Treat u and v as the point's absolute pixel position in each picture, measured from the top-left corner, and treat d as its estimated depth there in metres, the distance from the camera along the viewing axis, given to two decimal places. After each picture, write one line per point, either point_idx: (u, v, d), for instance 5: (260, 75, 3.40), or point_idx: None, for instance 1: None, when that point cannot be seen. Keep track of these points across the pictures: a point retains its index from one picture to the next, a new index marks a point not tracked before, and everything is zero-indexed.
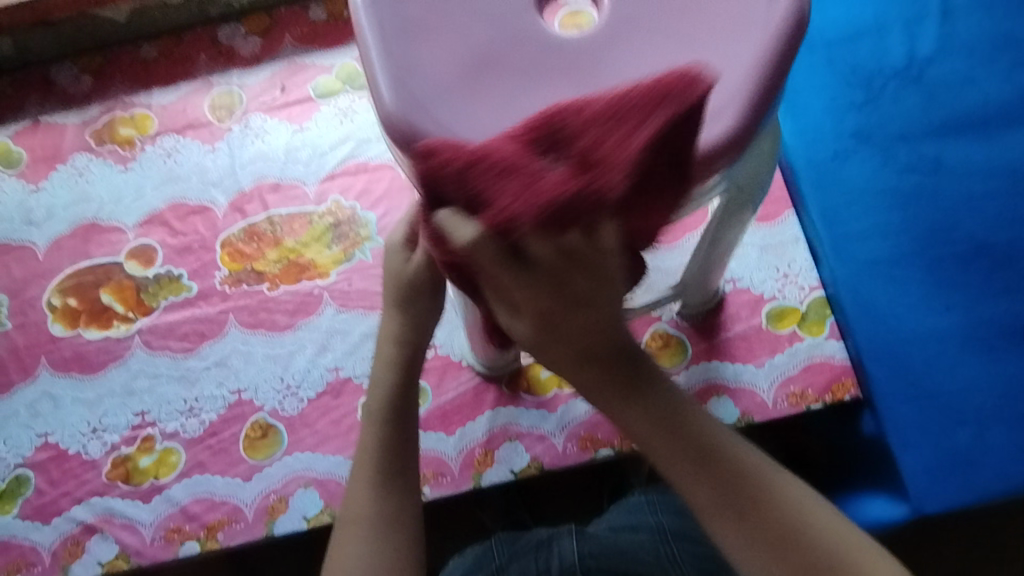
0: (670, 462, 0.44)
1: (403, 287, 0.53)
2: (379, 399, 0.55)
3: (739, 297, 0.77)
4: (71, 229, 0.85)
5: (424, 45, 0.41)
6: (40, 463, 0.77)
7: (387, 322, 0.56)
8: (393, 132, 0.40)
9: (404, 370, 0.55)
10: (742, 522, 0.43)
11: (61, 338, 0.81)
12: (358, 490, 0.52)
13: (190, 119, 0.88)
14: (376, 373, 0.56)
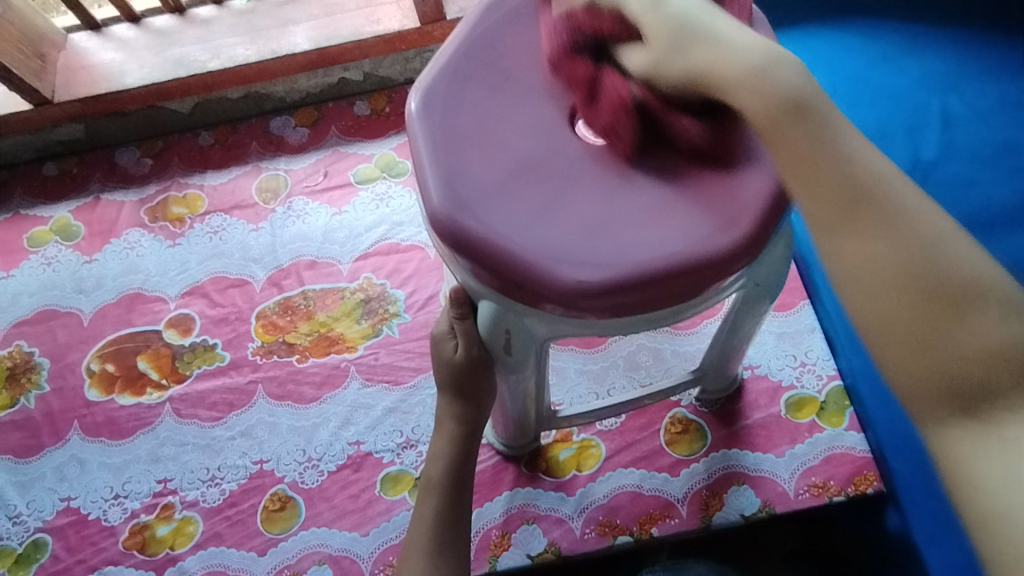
0: (818, 216, 0.37)
1: (452, 372, 0.56)
2: (436, 471, 0.59)
3: (758, 384, 0.78)
4: (117, 298, 0.90)
5: (470, 153, 0.46)
6: (59, 528, 0.78)
7: (448, 404, 0.60)
8: (442, 227, 0.44)
9: (462, 447, 0.60)
10: (937, 312, 0.34)
11: (96, 403, 0.84)
12: (409, 554, 0.56)
13: (238, 200, 0.95)
14: (436, 449, 0.60)
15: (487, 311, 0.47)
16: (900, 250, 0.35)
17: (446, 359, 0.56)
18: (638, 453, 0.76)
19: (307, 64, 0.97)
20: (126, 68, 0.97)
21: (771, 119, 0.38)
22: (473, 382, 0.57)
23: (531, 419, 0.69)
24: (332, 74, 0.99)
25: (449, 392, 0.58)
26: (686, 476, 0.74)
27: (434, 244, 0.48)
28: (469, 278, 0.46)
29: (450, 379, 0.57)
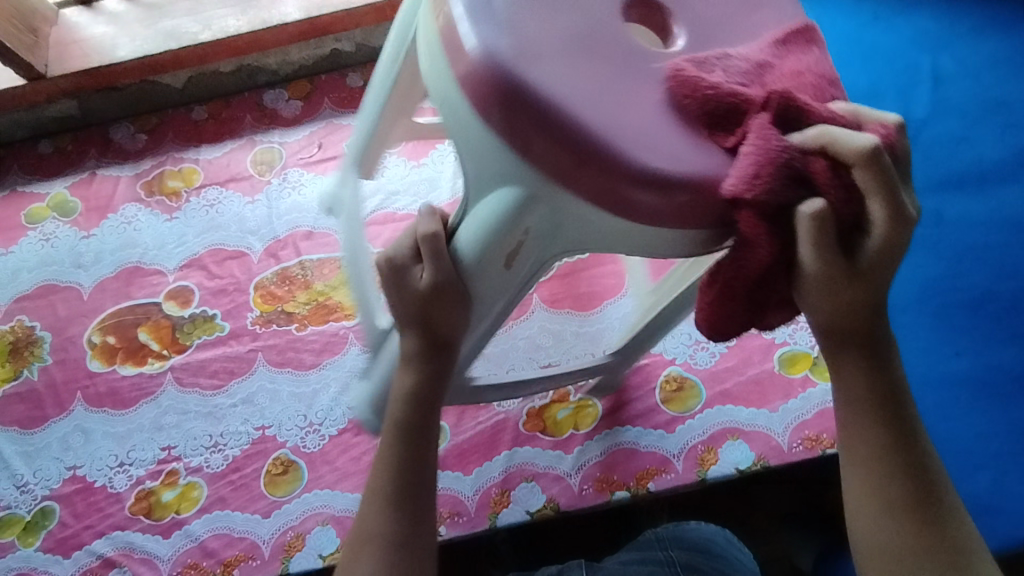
0: (866, 408, 0.45)
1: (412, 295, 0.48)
2: (397, 418, 0.52)
3: (751, 342, 0.79)
4: (116, 272, 0.91)
5: (529, 11, 0.42)
6: (66, 496, 0.79)
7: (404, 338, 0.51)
8: (492, 76, 0.40)
9: (426, 391, 0.52)
10: (919, 494, 0.44)
11: (98, 374, 0.85)
12: (369, 507, 0.52)
13: (233, 172, 0.96)
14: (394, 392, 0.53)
15: (506, 198, 0.42)
16: (897, 442, 0.45)
17: (410, 283, 0.48)
18: (634, 412, 0.77)
19: (298, 34, 0.97)
20: (117, 42, 0.97)
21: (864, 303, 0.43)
22: (428, 310, 0.48)
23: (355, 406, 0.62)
24: (324, 45, 0.99)
25: (409, 320, 0.50)
26: (682, 432, 0.75)
27: (462, 114, 0.42)
28: (494, 159, 0.42)
29: (403, 307, 0.49)
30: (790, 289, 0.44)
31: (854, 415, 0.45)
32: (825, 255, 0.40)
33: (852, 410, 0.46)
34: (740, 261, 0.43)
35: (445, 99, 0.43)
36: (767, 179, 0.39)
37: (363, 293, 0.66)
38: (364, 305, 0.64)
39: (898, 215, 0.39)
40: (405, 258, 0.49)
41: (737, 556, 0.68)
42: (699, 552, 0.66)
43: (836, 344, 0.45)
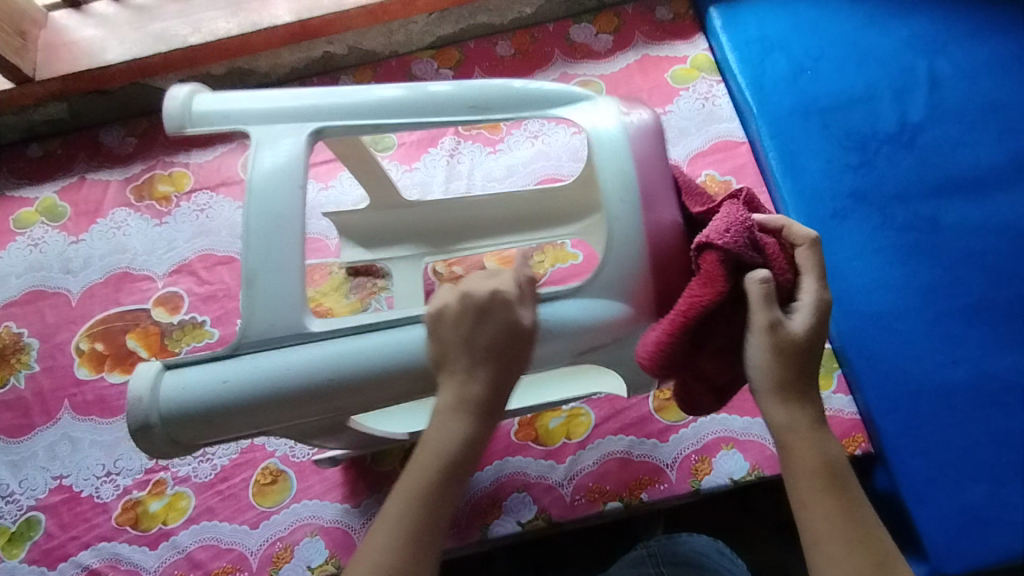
0: (809, 467, 0.46)
1: (501, 338, 0.49)
2: (435, 452, 0.49)
3: None
4: (105, 278, 0.90)
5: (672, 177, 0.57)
6: (52, 506, 0.78)
7: (469, 375, 0.49)
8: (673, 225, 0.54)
9: (479, 431, 0.49)
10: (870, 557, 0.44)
11: (86, 381, 0.84)
12: (375, 541, 0.47)
13: (224, 177, 0.95)
14: (437, 425, 0.49)
15: (611, 311, 0.53)
16: (841, 501, 0.46)
17: (504, 323, 0.49)
18: (626, 421, 0.76)
19: (289, 37, 0.95)
20: (107, 46, 0.96)
21: (800, 362, 0.47)
22: (508, 359, 0.49)
23: (156, 366, 0.52)
24: (316, 48, 0.98)
25: (488, 355, 0.49)
26: (676, 441, 0.74)
27: (631, 239, 0.53)
28: (631, 279, 0.53)
29: (484, 339, 0.49)
30: (724, 335, 0.49)
31: (801, 478, 0.46)
32: (769, 320, 0.46)
33: (796, 472, 0.47)
34: (691, 297, 0.47)
35: (622, 221, 0.53)
36: (738, 235, 0.47)
37: (265, 263, 0.53)
38: (263, 277, 0.53)
39: (824, 298, 0.48)
40: (508, 301, 0.50)
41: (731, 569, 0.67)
42: (691, 566, 0.65)
43: (778, 407, 0.47)
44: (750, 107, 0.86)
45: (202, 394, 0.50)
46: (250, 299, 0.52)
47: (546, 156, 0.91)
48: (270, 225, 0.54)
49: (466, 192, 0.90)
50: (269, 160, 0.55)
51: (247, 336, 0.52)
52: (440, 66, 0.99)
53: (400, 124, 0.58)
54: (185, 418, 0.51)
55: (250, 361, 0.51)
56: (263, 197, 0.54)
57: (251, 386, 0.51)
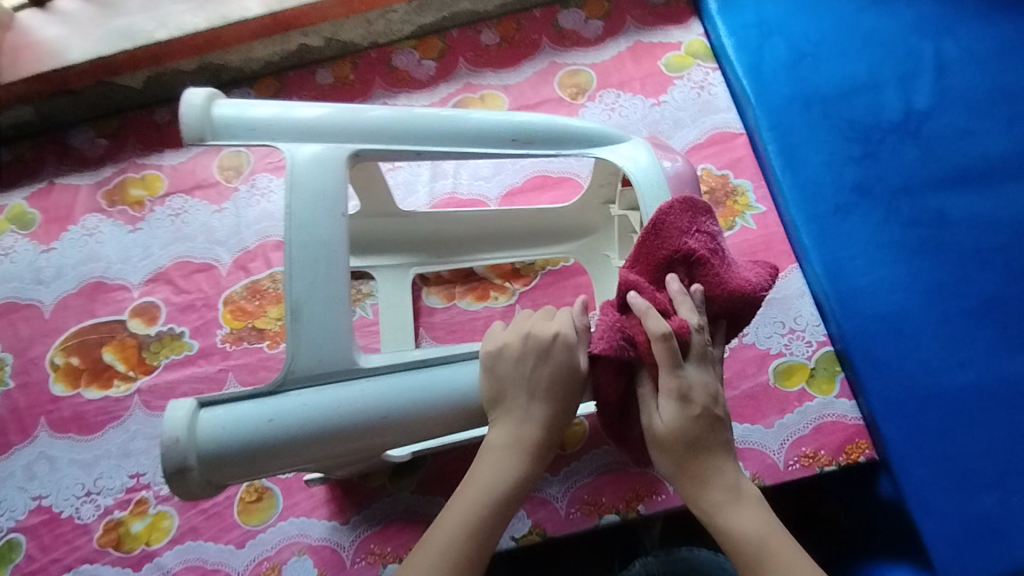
0: (725, 528, 0.50)
1: (560, 376, 0.51)
2: (492, 484, 0.50)
3: (744, 353, 0.73)
4: (78, 288, 0.86)
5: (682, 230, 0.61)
6: (32, 528, 0.76)
7: (531, 409, 0.51)
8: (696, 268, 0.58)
9: (538, 463, 0.51)
10: None
11: (62, 398, 0.81)
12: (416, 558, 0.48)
13: (199, 179, 0.91)
14: (493, 459, 0.51)
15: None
16: (761, 554, 0.49)
17: (565, 365, 0.51)
18: None
19: (261, 30, 0.91)
20: (70, 44, 0.92)
21: (674, 439, 0.50)
22: (567, 398, 0.52)
23: (190, 403, 0.48)
24: (292, 41, 0.93)
25: (547, 392, 0.51)
26: None
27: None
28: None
29: (543, 379, 0.51)
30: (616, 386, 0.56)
31: (722, 538, 0.50)
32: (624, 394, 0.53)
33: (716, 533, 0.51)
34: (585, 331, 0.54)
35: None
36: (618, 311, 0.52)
37: (312, 293, 0.51)
38: (309, 307, 0.51)
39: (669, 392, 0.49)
40: (569, 342, 0.52)
41: None
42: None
43: (682, 477, 0.51)
44: (748, 97, 0.82)
45: (243, 433, 0.47)
46: (297, 332, 0.50)
47: None
48: (315, 252, 0.52)
49: (452, 192, 0.86)
50: (307, 176, 0.53)
51: (292, 370, 0.50)
52: (423, 58, 0.94)
53: (443, 151, 0.59)
54: (222, 458, 0.47)
55: (296, 397, 0.49)
56: (305, 223, 0.52)
57: (305, 422, 0.48)
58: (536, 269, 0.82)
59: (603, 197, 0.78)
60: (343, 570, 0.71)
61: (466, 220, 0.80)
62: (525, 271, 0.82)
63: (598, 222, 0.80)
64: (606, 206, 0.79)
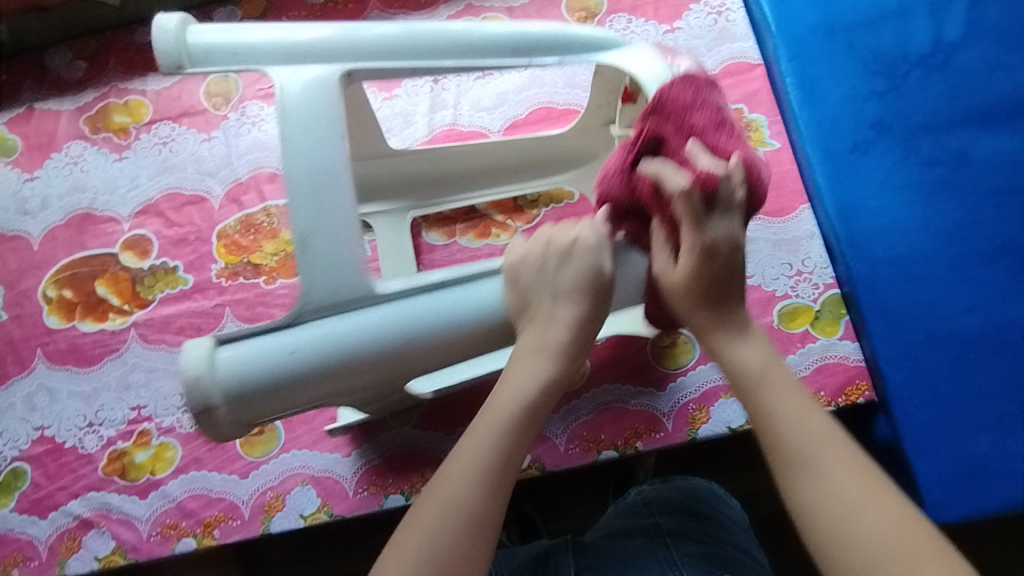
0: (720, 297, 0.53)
1: (584, 283, 0.52)
2: (511, 402, 0.50)
3: (749, 295, 0.73)
4: (66, 219, 0.84)
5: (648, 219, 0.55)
6: (36, 457, 0.76)
7: (557, 309, 0.52)
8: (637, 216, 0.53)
9: (564, 369, 0.51)
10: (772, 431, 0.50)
11: (57, 330, 0.80)
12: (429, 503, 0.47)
13: (185, 106, 0.86)
14: (520, 371, 0.51)
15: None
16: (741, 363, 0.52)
17: (587, 266, 0.52)
18: (624, 370, 0.73)
19: None
20: None
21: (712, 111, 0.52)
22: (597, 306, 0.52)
23: (207, 343, 0.47)
24: None
25: (571, 293, 0.52)
26: (674, 390, 0.72)
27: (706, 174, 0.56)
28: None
29: (568, 279, 0.52)
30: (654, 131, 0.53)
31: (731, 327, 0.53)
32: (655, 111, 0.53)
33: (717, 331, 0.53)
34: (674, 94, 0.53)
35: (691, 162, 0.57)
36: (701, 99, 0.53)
37: (319, 221, 0.49)
38: (318, 236, 0.49)
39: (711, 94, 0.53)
40: (591, 246, 0.52)
41: (728, 513, 0.70)
42: (687, 516, 0.68)
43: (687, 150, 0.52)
44: (768, 25, 0.78)
45: (267, 366, 0.47)
46: (308, 263, 0.48)
47: (539, 82, 0.83)
48: (318, 180, 0.49)
49: (452, 123, 0.82)
50: (301, 104, 0.50)
51: (308, 300, 0.48)
52: None
53: (441, 67, 0.55)
54: (247, 394, 0.46)
55: (315, 328, 0.48)
56: (306, 151, 0.49)
57: (323, 354, 0.47)
58: (539, 207, 0.80)
59: (604, 116, 0.75)
60: (346, 500, 0.72)
61: (462, 153, 0.77)
62: (527, 209, 0.80)
63: (599, 147, 0.77)
64: (605, 126, 0.76)
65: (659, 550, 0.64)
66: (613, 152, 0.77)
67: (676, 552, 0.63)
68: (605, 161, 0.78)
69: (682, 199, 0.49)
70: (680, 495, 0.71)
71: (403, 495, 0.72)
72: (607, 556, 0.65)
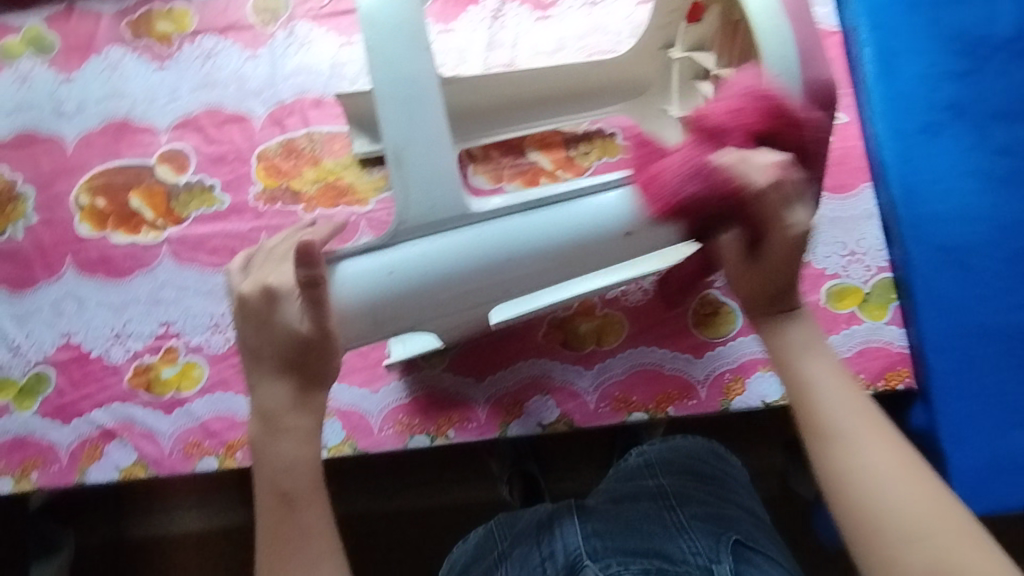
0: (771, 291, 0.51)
1: (269, 328, 0.49)
2: (277, 404, 0.50)
3: (799, 271, 0.71)
4: (102, 125, 0.81)
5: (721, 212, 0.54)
6: (61, 363, 0.76)
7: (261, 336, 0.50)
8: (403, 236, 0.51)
9: (303, 373, 0.50)
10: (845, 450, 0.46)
11: (88, 239, 0.78)
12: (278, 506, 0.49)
13: (231, 19, 0.83)
14: (263, 382, 0.51)
15: None
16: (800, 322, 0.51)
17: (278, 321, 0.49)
18: (661, 333, 0.73)
19: None
20: None
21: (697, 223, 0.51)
22: (303, 369, 0.50)
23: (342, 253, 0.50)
24: None
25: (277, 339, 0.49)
26: (711, 359, 0.71)
27: (791, 92, 0.53)
28: None
29: (257, 334, 0.50)
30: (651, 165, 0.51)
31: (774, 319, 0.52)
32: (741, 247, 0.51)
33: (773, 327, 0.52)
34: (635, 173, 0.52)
35: (783, 74, 0.53)
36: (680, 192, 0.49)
37: (410, 137, 0.49)
38: (410, 154, 0.49)
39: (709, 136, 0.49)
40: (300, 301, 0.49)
41: (729, 476, 0.71)
42: (689, 478, 0.67)
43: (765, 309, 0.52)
44: None
45: (375, 287, 0.50)
46: (403, 181, 0.49)
47: (603, 29, 0.79)
48: (408, 93, 0.49)
49: (508, 64, 0.78)
50: (384, 13, 0.49)
51: (405, 220, 0.50)
52: None
53: None
54: (378, 312, 0.51)
55: (411, 246, 0.51)
56: (392, 59, 0.49)
57: (419, 276, 0.51)
58: (590, 160, 0.78)
59: (662, 39, 0.72)
60: (371, 435, 0.72)
61: (518, 82, 0.74)
62: (578, 161, 0.77)
63: (651, 73, 0.75)
64: (663, 51, 0.73)
65: (665, 512, 0.63)
66: (668, 79, 0.74)
67: (683, 514, 0.62)
68: (660, 91, 0.75)
69: (773, 190, 0.47)
70: (681, 457, 0.71)
71: (428, 436, 0.72)
72: (614, 520, 0.62)
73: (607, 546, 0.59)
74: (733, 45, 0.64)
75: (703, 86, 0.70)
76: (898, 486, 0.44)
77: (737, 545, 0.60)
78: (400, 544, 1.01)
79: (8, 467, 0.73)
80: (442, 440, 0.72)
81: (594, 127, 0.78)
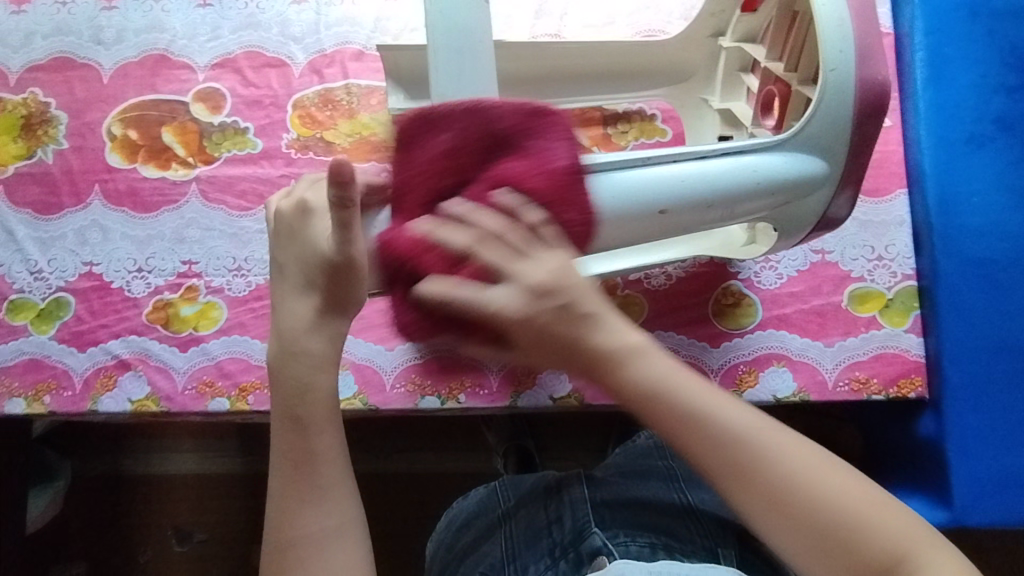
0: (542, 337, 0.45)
1: (303, 244, 0.50)
2: (297, 321, 0.50)
3: (824, 271, 0.71)
4: (140, 57, 0.80)
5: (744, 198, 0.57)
6: (81, 291, 0.76)
7: (296, 250, 0.50)
8: None
9: (328, 297, 0.49)
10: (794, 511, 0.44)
11: (118, 170, 0.78)
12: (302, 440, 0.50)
13: None
14: (290, 296, 0.50)
15: (811, 166, 0.56)
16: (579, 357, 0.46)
17: (311, 237, 0.50)
18: (681, 317, 0.71)
19: None
20: None
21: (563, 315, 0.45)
22: (324, 289, 0.49)
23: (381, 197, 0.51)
24: None
25: (307, 254, 0.50)
26: (726, 349, 0.70)
27: (847, 87, 0.54)
28: (835, 132, 0.55)
29: (290, 250, 0.50)
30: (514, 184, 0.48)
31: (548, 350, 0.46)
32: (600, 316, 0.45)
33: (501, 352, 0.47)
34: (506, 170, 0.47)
35: (838, 70, 0.53)
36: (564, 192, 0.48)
37: (460, 89, 0.50)
38: None
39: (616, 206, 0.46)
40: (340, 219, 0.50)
41: None
42: None
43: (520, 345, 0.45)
44: None
45: None
46: None
47: (652, 9, 0.78)
48: (460, 43, 0.50)
49: (554, 34, 0.78)
50: None
51: None
52: None
53: None
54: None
55: None
56: (451, 10, 0.50)
57: None
58: (627, 139, 0.78)
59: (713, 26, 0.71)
60: (382, 392, 0.72)
61: (562, 53, 0.73)
62: (615, 139, 0.77)
63: (699, 61, 0.74)
64: (713, 39, 0.72)
65: (675, 493, 0.63)
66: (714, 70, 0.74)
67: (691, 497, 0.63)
68: (703, 80, 0.75)
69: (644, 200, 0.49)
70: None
71: (439, 398, 0.72)
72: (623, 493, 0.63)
73: (613, 517, 0.60)
74: (789, 35, 0.62)
75: (748, 78, 0.69)
76: (841, 500, 0.44)
77: (744, 533, 0.61)
78: (394, 506, 1.02)
79: (21, 388, 0.73)
80: (452, 403, 0.72)
81: (634, 107, 0.78)
